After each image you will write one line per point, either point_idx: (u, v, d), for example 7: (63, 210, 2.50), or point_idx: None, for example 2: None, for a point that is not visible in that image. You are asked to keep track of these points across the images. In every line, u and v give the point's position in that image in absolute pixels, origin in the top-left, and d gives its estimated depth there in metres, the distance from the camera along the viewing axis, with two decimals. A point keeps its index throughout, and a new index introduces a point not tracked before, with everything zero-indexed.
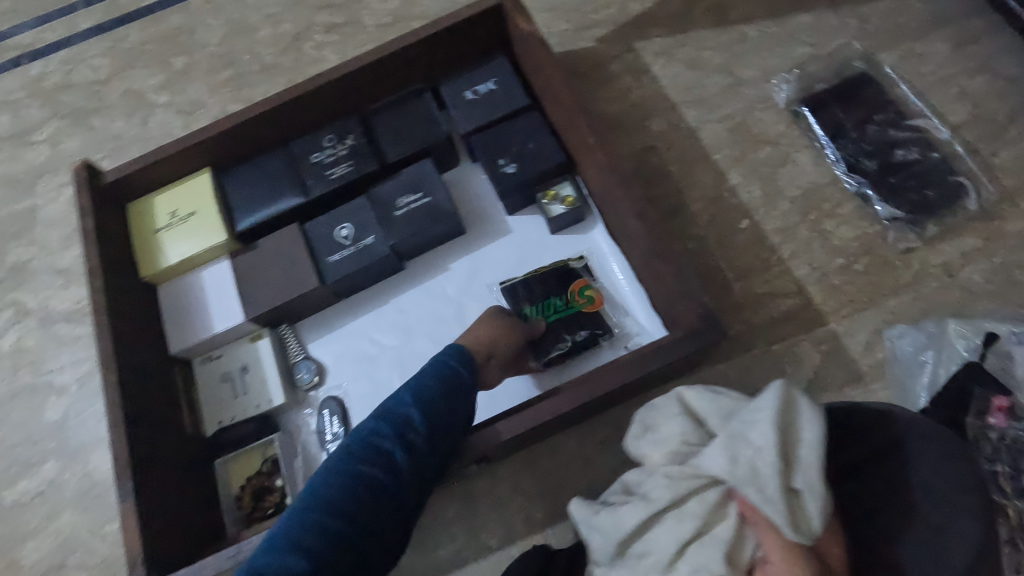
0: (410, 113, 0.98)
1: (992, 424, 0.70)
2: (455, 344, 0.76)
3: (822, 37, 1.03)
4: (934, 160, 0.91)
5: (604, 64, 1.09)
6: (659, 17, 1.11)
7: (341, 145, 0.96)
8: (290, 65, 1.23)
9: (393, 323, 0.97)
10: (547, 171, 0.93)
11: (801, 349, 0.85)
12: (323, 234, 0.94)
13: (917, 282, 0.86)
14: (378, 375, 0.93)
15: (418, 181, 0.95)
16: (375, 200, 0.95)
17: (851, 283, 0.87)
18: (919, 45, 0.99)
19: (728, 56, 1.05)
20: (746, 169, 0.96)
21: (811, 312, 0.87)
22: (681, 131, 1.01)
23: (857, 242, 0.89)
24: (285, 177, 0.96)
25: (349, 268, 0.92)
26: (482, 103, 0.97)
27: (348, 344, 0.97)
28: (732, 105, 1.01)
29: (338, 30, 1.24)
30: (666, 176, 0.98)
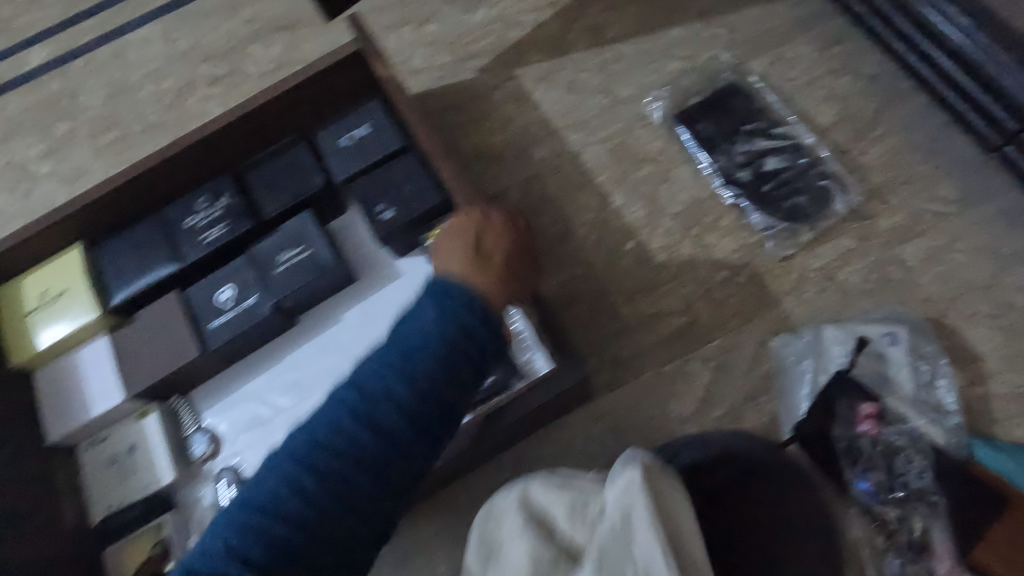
0: (284, 165, 0.96)
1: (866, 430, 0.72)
2: (463, 288, 0.60)
3: (694, 50, 1.04)
4: (805, 165, 0.93)
5: (486, 93, 1.08)
6: (536, 42, 1.11)
7: (214, 206, 0.93)
8: (174, 122, 1.20)
9: (287, 383, 0.94)
10: (425, 214, 0.92)
11: (690, 368, 0.85)
12: (202, 300, 0.91)
13: (797, 289, 0.86)
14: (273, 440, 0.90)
15: (298, 234, 0.93)
16: (254, 259, 0.92)
17: (735, 295, 0.88)
18: (786, 50, 1.01)
19: (606, 76, 1.05)
20: (628, 190, 0.96)
21: (698, 329, 0.87)
22: (563, 156, 1.01)
23: (738, 253, 0.90)
24: (159, 246, 0.92)
25: (232, 333, 0.90)
26: (357, 149, 0.95)
27: (242, 409, 0.93)
28: (611, 126, 1.01)
29: (222, 82, 1.22)
30: (551, 204, 0.98)
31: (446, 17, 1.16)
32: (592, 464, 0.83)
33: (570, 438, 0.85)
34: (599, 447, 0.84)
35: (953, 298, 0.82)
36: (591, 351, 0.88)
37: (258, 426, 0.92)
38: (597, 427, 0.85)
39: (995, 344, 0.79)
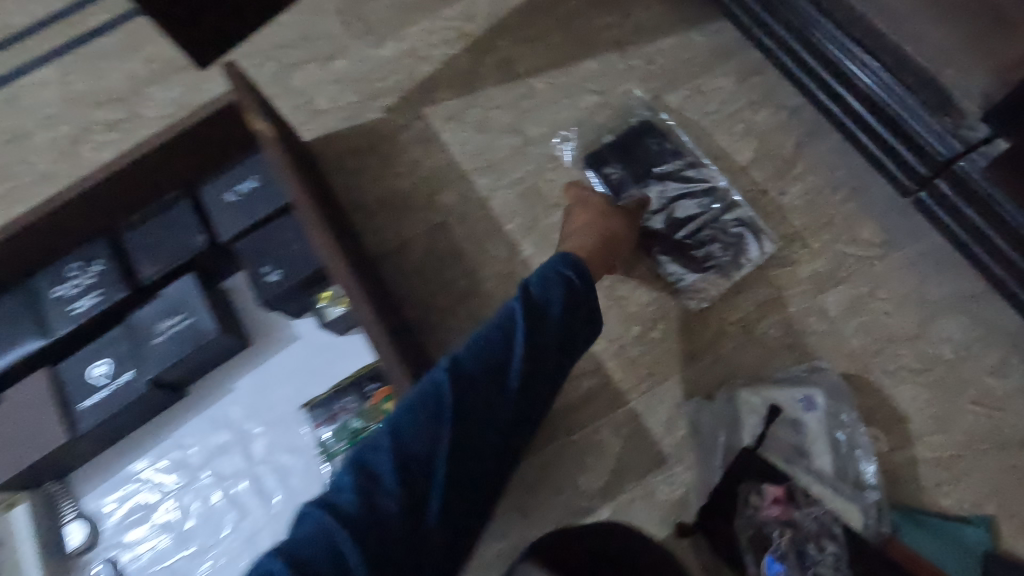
0: (167, 225, 0.89)
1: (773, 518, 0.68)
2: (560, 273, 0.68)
3: (609, 84, 0.98)
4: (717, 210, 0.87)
5: (392, 135, 1.02)
6: (447, 78, 1.04)
7: (88, 273, 0.86)
8: (68, 171, 1.12)
9: (174, 461, 0.87)
10: (309, 277, 0.84)
11: (601, 436, 0.79)
12: (74, 377, 0.84)
13: (714, 345, 0.80)
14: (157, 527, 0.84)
15: (178, 301, 0.86)
16: (132, 329, 0.85)
17: (649, 353, 0.81)
18: (703, 82, 0.95)
19: (517, 114, 0.99)
20: (538, 238, 0.90)
21: (610, 392, 0.80)
22: (471, 202, 0.94)
23: (653, 306, 0.84)
24: (25, 318, 0.85)
25: (105, 413, 0.82)
26: (243, 205, 0.88)
27: (125, 492, 0.87)
28: (522, 168, 0.95)
29: (119, 127, 1.14)
30: (459, 256, 0.91)
31: (352, 53, 1.10)
32: (497, 547, 0.76)
33: None
34: (503, 527, 0.77)
35: (877, 351, 0.76)
36: None
37: (144, 512, 0.86)
38: (502, 504, 0.78)
39: (922, 402, 0.73)
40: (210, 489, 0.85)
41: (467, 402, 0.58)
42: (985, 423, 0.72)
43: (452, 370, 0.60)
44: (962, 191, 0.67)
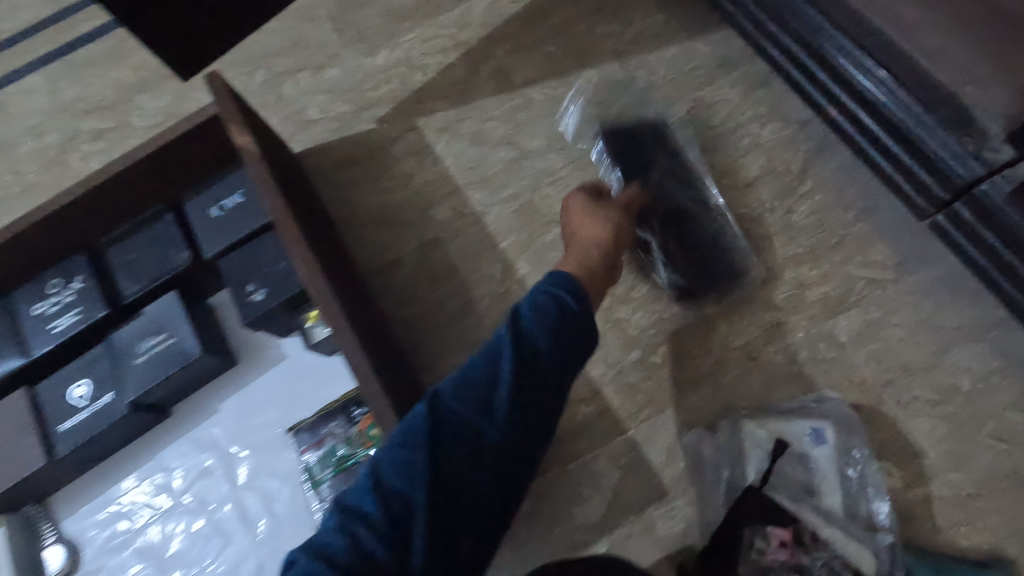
0: (149, 240, 0.86)
1: (777, 562, 0.65)
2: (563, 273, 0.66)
3: (609, 95, 0.95)
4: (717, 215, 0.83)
5: (385, 147, 0.98)
6: (441, 88, 1.01)
7: (67, 290, 0.83)
8: (54, 181, 1.10)
9: (155, 485, 0.84)
10: (298, 295, 0.81)
11: (598, 466, 0.75)
12: (52, 397, 0.81)
13: (717, 371, 0.76)
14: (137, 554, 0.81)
15: (161, 320, 0.83)
16: (113, 349, 0.82)
17: (649, 379, 0.78)
18: (707, 93, 0.91)
19: (513, 125, 0.96)
20: (534, 256, 0.87)
21: (607, 420, 0.77)
22: (465, 217, 0.91)
23: (653, 329, 0.80)
24: (4, 337, 0.82)
25: (84, 436, 0.79)
26: (229, 220, 0.85)
27: (105, 517, 0.83)
28: (518, 182, 0.92)
29: (107, 136, 1.11)
30: (451, 274, 0.88)
31: (344, 61, 1.07)
32: None
33: None
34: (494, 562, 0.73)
35: (889, 380, 0.72)
36: None
37: (125, 538, 0.82)
38: None
39: (937, 436, 0.69)
40: (192, 515, 0.81)
41: (447, 444, 0.54)
42: (1005, 459, 0.68)
43: (433, 405, 0.56)
44: (982, 214, 0.63)
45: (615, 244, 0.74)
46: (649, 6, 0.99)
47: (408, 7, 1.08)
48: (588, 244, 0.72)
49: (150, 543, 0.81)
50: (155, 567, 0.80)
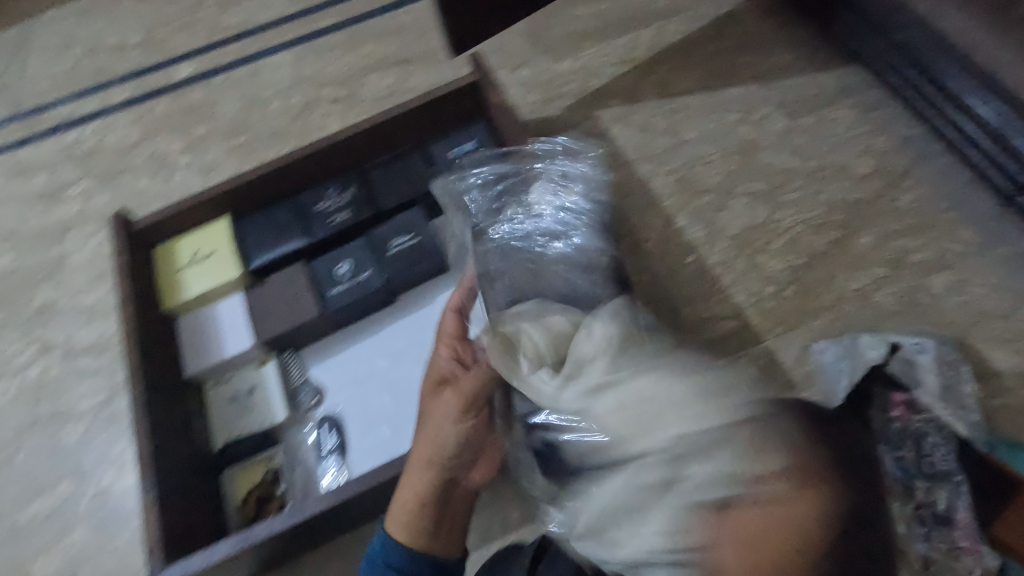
0: (402, 168, 1.15)
1: (896, 416, 0.84)
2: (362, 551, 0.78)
3: (750, 106, 1.23)
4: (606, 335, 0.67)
5: (569, 128, 1.27)
6: (614, 90, 1.30)
7: (342, 195, 1.12)
8: (297, 131, 1.41)
9: (385, 349, 1.08)
10: None
11: (741, 364, 0.98)
12: (325, 270, 1.08)
13: (837, 305, 1.00)
14: (371, 397, 1.04)
15: (408, 224, 1.10)
16: (371, 242, 1.10)
17: (782, 306, 1.02)
18: (830, 111, 1.19)
19: (672, 121, 1.24)
20: (691, 214, 1.13)
21: (748, 333, 1.01)
22: (635, 182, 1.18)
23: (786, 272, 1.04)
24: (293, 223, 1.10)
25: (346, 300, 1.06)
26: (465, 160, 1.13)
27: (344, 368, 1.07)
28: (676, 161, 1.19)
29: (341, 101, 1.43)
30: (623, 221, 1.14)
31: (536, 64, 1.38)
32: None
33: None
34: None
35: (975, 322, 0.95)
36: None
37: (356, 385, 1.05)
38: None
39: (1012, 363, 0.92)
40: (415, 373, 1.05)
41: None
42: None
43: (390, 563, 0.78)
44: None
45: (431, 458, 0.77)
46: (783, 46, 1.28)
47: (589, 30, 1.39)
48: (424, 460, 0.76)
49: (381, 390, 1.04)
50: (384, 406, 1.03)
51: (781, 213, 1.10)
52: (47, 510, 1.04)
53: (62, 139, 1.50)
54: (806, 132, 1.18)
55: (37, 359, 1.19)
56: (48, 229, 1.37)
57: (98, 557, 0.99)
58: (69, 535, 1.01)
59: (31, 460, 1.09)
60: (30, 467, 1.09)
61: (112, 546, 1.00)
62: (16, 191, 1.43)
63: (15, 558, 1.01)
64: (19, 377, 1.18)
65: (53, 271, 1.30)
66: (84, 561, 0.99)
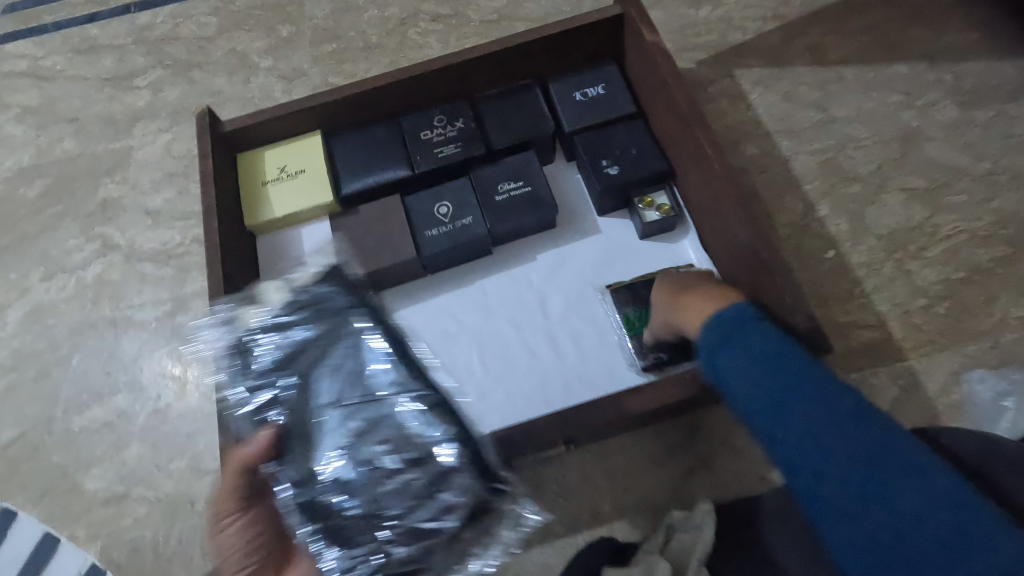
0: (519, 104, 1.01)
1: None
2: None
3: (917, 88, 1.07)
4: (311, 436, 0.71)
5: (702, 86, 1.12)
6: (760, 48, 1.14)
7: (450, 126, 0.99)
8: (393, 47, 1.27)
9: (474, 303, 0.98)
10: (645, 178, 0.96)
11: (877, 381, 0.87)
12: (422, 208, 0.96)
13: (996, 331, 0.88)
14: (456, 354, 0.95)
15: (519, 169, 0.98)
16: (476, 183, 0.98)
17: (931, 324, 0.90)
18: (1011, 107, 1.03)
19: (825, 94, 1.09)
20: (835, 203, 1.00)
21: (890, 347, 0.89)
22: (774, 157, 1.04)
23: (940, 285, 0.92)
24: (393, 151, 0.98)
25: (445, 245, 0.95)
26: (590, 105, 1.00)
27: (430, 317, 0.98)
28: (824, 141, 1.05)
29: (443, 20, 1.28)
30: (757, 199, 1.01)
31: (669, 6, 1.20)
32: None
33: None
34: None
35: None
36: None
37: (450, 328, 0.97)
38: None
39: None
40: (506, 334, 0.96)
41: None
42: None
43: None
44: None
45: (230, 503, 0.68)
46: (965, 23, 1.11)
47: None
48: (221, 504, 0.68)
49: (468, 347, 0.95)
50: (472, 365, 0.94)
51: (942, 218, 0.97)
52: (102, 421, 0.98)
53: (133, 20, 1.36)
54: (980, 128, 1.03)
55: (97, 258, 1.11)
56: (114, 117, 1.25)
57: (152, 479, 0.93)
58: (125, 449, 0.96)
59: (86, 364, 1.02)
60: (85, 372, 1.02)
61: (172, 469, 0.94)
62: (83, 70, 1.32)
63: (64, 465, 0.96)
64: (77, 274, 1.10)
65: (118, 163, 1.20)
66: (137, 480, 0.93)
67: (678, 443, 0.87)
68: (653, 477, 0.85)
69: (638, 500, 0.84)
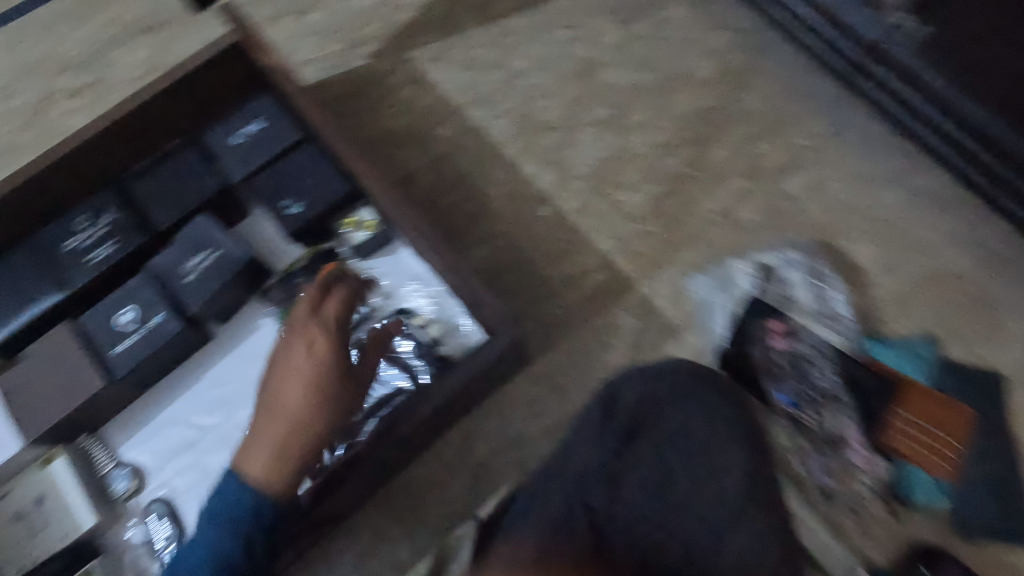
0: (174, 170, 0.89)
1: (777, 347, 0.81)
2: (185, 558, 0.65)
3: (580, 19, 1.07)
4: None
5: (382, 80, 1.06)
6: (427, 22, 1.09)
7: (99, 223, 0.86)
8: (36, 141, 1.08)
9: (211, 401, 0.89)
10: (334, 202, 0.89)
11: (617, 319, 0.88)
12: (101, 324, 0.84)
13: (704, 231, 0.91)
14: (180, 485, 0.85)
15: (199, 240, 0.87)
16: (155, 274, 0.86)
17: (648, 244, 0.92)
18: (663, 11, 1.06)
19: (500, 51, 1.06)
20: (536, 158, 0.99)
21: (618, 282, 0.90)
22: (469, 133, 1.01)
23: (646, 206, 0.94)
24: (42, 275, 0.84)
25: (140, 356, 0.83)
26: (251, 145, 0.90)
27: (165, 435, 0.87)
28: (511, 99, 1.03)
29: (85, 92, 1.10)
30: (463, 181, 0.98)
31: (327, 4, 1.12)
32: (539, 425, 0.84)
33: (512, 406, 0.85)
34: (541, 409, 0.85)
35: (839, 220, 0.90)
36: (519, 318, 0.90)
37: (207, 478, 0.85)
38: (537, 390, 0.86)
39: (875, 255, 0.88)
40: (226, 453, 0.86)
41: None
42: (925, 265, 0.87)
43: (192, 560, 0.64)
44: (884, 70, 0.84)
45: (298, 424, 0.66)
46: None
47: None
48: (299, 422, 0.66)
49: (189, 475, 0.85)
50: (187, 506, 0.84)
51: (632, 138, 0.99)
52: None
53: None
54: (643, 40, 1.04)
55: None
56: None
57: None
58: None
59: None
60: None
61: None
62: None
63: None
64: None
65: None
66: None
67: (454, 458, 0.83)
68: (436, 499, 0.82)
69: (432, 534, 0.80)
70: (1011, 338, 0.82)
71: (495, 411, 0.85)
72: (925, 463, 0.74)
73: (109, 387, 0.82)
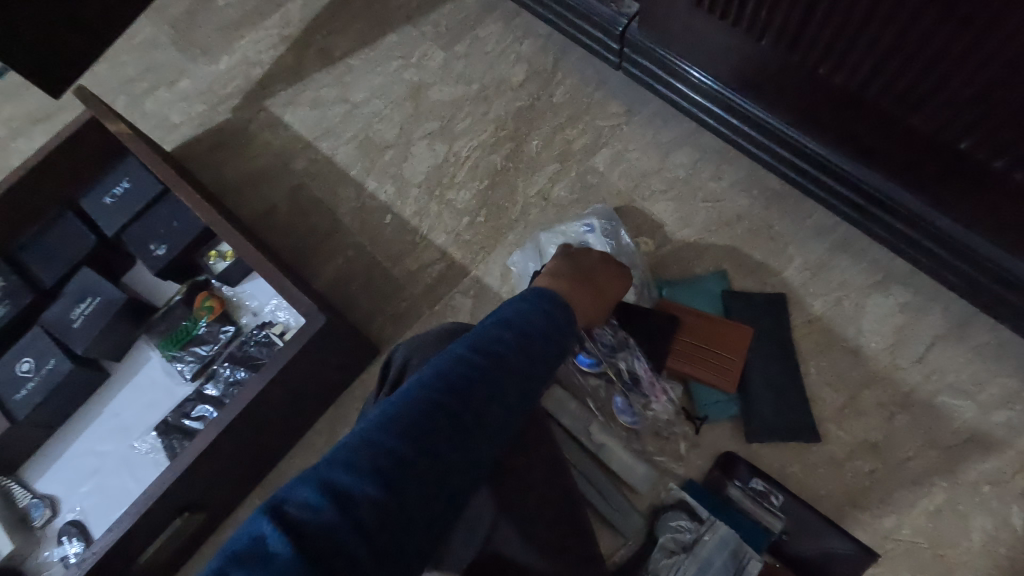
0: (56, 235, 1.03)
1: None
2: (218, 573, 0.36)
3: (408, 48, 1.21)
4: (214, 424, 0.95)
5: (243, 129, 1.20)
6: (278, 72, 1.23)
7: None
8: None
9: (111, 430, 1.00)
10: (195, 240, 1.01)
11: (455, 301, 1.01)
12: (4, 375, 0.95)
13: (524, 214, 1.04)
14: (89, 508, 0.96)
15: (83, 290, 0.98)
16: (49, 325, 0.98)
17: (478, 233, 1.04)
18: (479, 30, 1.19)
19: (342, 87, 1.20)
20: (378, 174, 1.12)
21: (455, 270, 1.03)
22: (320, 162, 1.14)
23: (474, 200, 1.07)
24: None
25: (37, 398, 0.94)
26: (121, 203, 1.03)
27: (75, 465, 0.99)
28: (354, 127, 1.16)
29: None
30: (317, 205, 1.11)
31: (192, 72, 1.26)
32: None
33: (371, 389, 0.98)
34: None
35: (639, 184, 1.02)
36: (372, 314, 1.02)
37: (111, 499, 0.96)
38: None
39: (671, 210, 1.00)
40: (126, 474, 0.97)
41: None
42: (713, 211, 0.98)
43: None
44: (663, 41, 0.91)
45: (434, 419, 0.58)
46: None
47: (237, 17, 1.29)
48: None
49: (95, 499, 0.96)
50: (93, 526, 0.95)
51: (459, 144, 1.11)
52: None
53: None
54: (463, 58, 1.18)
55: None
56: None
57: None
58: None
59: None
60: None
61: None
62: None
63: None
64: None
65: None
66: None
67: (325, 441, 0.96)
68: None
69: None
70: (787, 261, 0.94)
71: (357, 397, 0.98)
72: (705, 377, 0.86)
73: (13, 429, 0.94)
